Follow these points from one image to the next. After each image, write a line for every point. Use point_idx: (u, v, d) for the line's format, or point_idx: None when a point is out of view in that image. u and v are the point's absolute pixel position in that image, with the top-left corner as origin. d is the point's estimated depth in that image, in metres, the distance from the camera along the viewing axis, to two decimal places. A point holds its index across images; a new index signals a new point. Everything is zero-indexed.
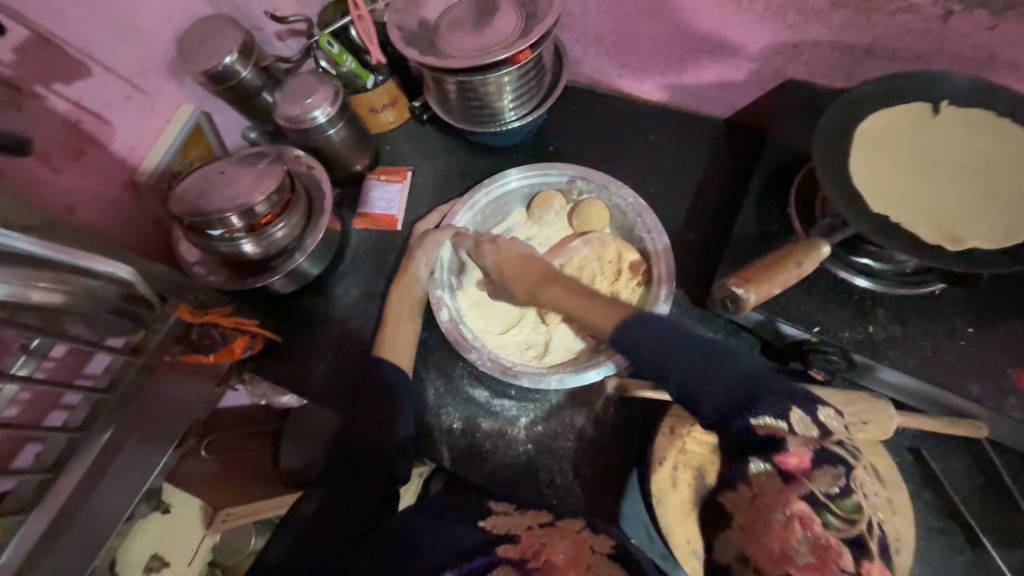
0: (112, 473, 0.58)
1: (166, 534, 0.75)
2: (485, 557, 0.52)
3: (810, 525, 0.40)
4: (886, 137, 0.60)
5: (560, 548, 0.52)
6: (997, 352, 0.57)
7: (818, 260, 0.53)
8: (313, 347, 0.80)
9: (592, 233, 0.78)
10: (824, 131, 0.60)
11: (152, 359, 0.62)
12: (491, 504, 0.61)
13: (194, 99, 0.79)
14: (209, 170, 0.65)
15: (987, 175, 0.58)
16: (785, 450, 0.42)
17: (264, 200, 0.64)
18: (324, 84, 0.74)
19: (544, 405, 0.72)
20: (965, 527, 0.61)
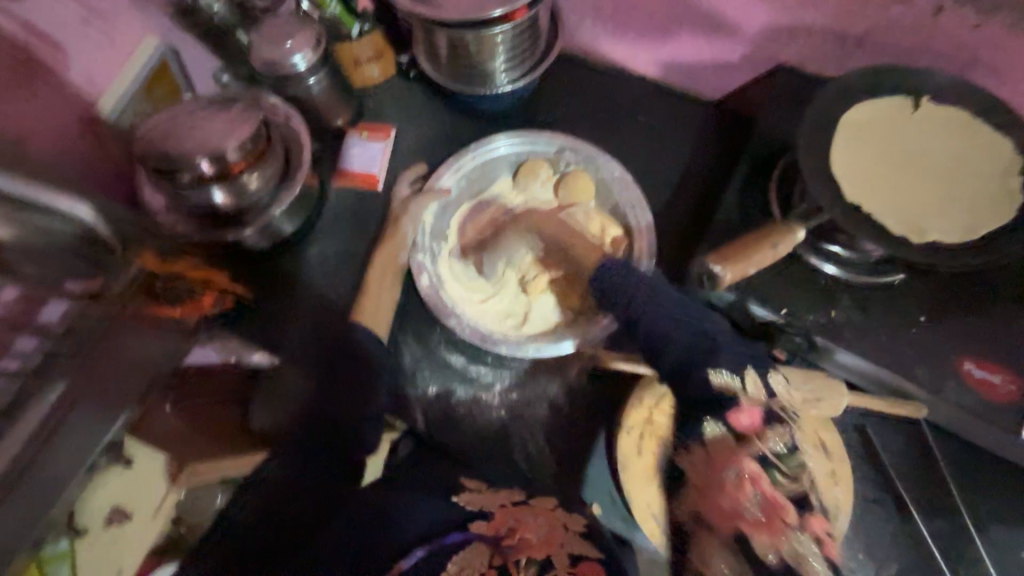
0: (63, 434, 0.58)
1: (126, 485, 0.71)
2: (461, 534, 0.59)
3: (759, 483, 0.49)
4: (867, 129, 0.61)
5: (532, 528, 0.59)
6: (945, 342, 0.61)
7: (793, 244, 0.55)
8: (291, 304, 0.80)
9: (577, 205, 0.78)
10: (809, 117, 0.60)
11: (113, 309, 0.61)
12: (463, 478, 0.64)
13: (159, 31, 0.75)
14: (179, 111, 0.64)
15: (956, 173, 0.60)
16: (739, 408, 0.53)
17: (237, 147, 0.64)
18: (306, 27, 0.71)
19: (519, 372, 0.74)
20: (897, 498, 0.67)
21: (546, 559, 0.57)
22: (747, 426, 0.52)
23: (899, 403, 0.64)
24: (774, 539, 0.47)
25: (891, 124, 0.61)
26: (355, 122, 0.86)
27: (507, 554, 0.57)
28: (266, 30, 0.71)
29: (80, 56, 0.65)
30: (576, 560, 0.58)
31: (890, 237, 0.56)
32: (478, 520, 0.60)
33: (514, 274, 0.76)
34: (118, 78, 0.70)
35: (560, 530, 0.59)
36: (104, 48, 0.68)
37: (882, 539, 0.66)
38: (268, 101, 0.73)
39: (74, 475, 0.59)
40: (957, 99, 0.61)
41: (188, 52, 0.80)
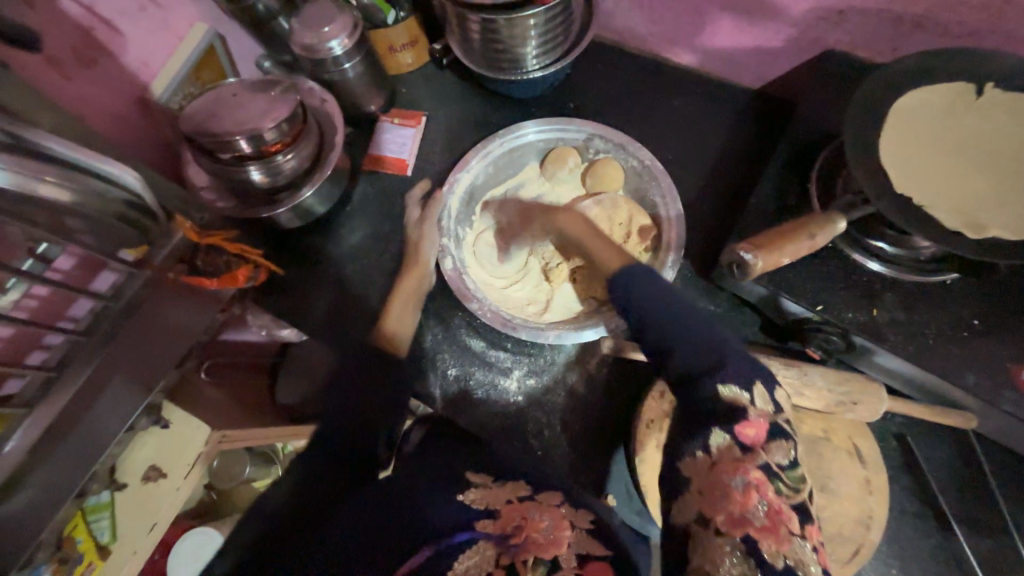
0: (107, 395, 0.63)
1: (164, 447, 0.76)
2: (467, 534, 0.51)
3: (765, 491, 0.41)
4: (921, 117, 0.57)
5: (541, 527, 0.51)
6: (1002, 347, 0.56)
7: (832, 235, 0.52)
8: (317, 283, 0.82)
9: (605, 193, 0.77)
10: (856, 103, 0.57)
11: (157, 274, 0.66)
12: (469, 475, 0.61)
13: (208, 19, 0.79)
14: (222, 92, 0.67)
15: (1020, 166, 0.55)
16: (746, 420, 0.43)
17: (274, 128, 0.66)
18: (343, 13, 0.73)
19: (538, 359, 0.73)
20: (938, 512, 0.62)
21: (553, 558, 0.47)
22: (754, 436, 0.42)
23: (946, 412, 0.59)
24: (780, 548, 0.39)
25: (949, 111, 0.57)
26: (387, 108, 0.88)
27: (517, 552, 0.48)
28: (305, 17, 0.73)
29: (135, 40, 0.69)
30: (584, 561, 0.48)
31: (944, 230, 0.51)
32: (486, 517, 0.53)
33: (537, 261, 0.77)
34: (166, 63, 0.74)
35: (568, 529, 0.51)
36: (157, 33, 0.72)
37: (918, 555, 0.62)
38: (304, 87, 0.76)
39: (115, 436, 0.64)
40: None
41: (234, 38, 0.84)
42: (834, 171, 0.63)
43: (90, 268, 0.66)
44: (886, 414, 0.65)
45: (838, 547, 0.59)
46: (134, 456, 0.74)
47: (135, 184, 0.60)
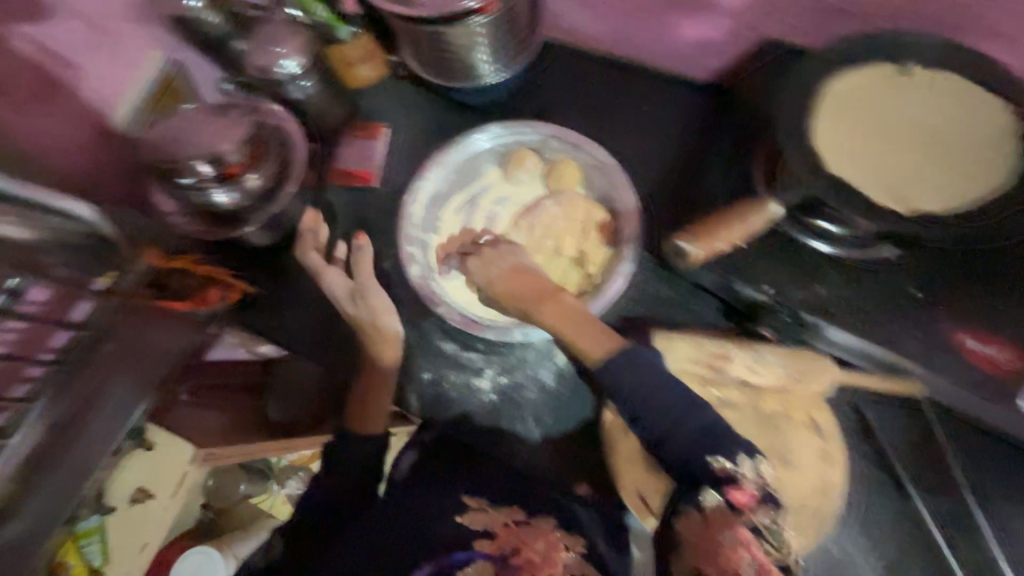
0: (91, 421, 0.64)
1: (152, 468, 0.80)
2: (465, 553, 0.63)
3: (752, 549, 0.50)
4: (847, 102, 0.59)
5: (534, 546, 0.63)
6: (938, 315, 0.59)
7: (769, 218, 0.60)
8: (293, 298, 0.84)
9: (564, 191, 0.79)
10: (790, 90, 0.59)
11: (126, 299, 0.66)
12: (467, 496, 0.70)
13: (166, 46, 0.78)
14: (180, 117, 0.69)
15: (945, 144, 0.58)
16: (738, 487, 0.52)
17: (233, 148, 0.69)
18: (296, 33, 0.76)
19: (508, 358, 0.75)
20: (894, 475, 0.65)
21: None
22: (743, 502, 0.51)
23: (894, 380, 0.62)
24: None
25: (879, 96, 0.59)
26: (349, 121, 0.89)
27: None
28: (258, 38, 0.75)
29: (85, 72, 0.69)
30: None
31: (874, 209, 0.54)
32: (484, 537, 0.64)
33: None
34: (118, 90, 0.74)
35: (563, 551, 0.63)
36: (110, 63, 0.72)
37: (877, 518, 0.65)
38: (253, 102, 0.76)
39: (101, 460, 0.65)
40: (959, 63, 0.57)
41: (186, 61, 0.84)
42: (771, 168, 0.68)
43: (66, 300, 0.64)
44: (842, 387, 0.68)
45: (798, 516, 0.63)
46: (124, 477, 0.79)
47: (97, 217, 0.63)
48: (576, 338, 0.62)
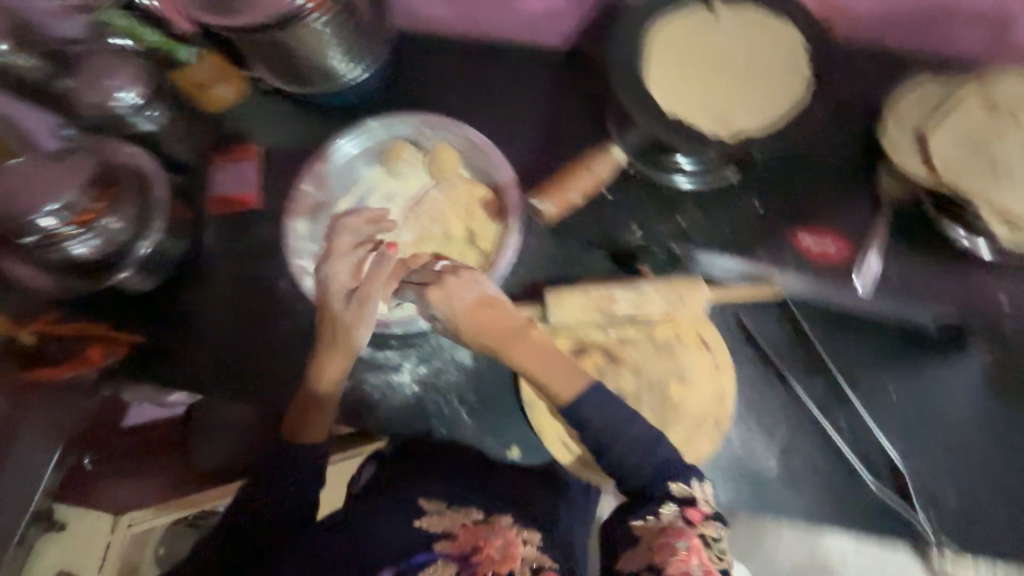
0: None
1: (70, 548, 0.76)
2: (425, 555, 0.57)
3: (699, 552, 0.52)
4: (665, 51, 0.64)
5: (493, 547, 0.57)
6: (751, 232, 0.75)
7: (613, 166, 0.74)
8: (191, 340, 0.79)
9: (445, 177, 0.80)
10: (614, 46, 0.64)
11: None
12: (424, 501, 0.65)
13: None
14: (10, 170, 0.64)
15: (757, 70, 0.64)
16: (694, 508, 0.55)
17: (81, 191, 0.65)
18: (127, 63, 0.71)
19: (424, 347, 0.77)
20: (777, 370, 0.74)
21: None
22: (698, 519, 0.54)
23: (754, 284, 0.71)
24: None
25: (696, 36, 0.65)
26: (216, 145, 0.86)
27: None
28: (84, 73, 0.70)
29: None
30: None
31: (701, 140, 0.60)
32: (443, 540, 0.59)
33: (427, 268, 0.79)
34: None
35: (520, 545, 0.58)
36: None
37: (770, 411, 0.74)
38: (93, 143, 0.71)
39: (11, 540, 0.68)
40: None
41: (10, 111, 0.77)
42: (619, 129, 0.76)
43: None
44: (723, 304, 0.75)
45: (703, 426, 0.70)
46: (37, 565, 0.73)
47: None
48: (493, 327, 0.61)
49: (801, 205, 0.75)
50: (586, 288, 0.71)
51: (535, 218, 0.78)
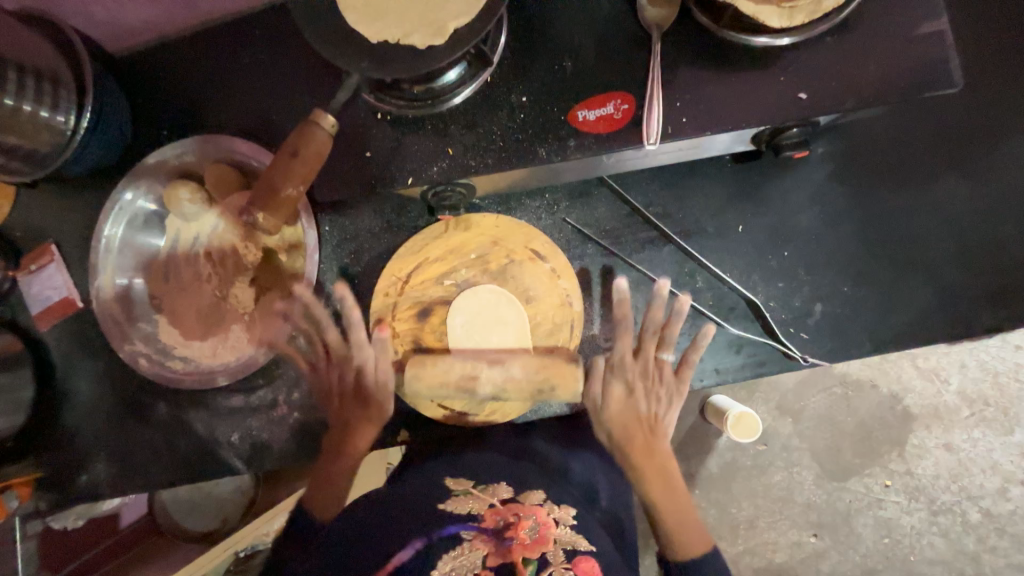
0: (154, 410, 0.89)
1: (168, 475, 0.88)
2: (454, 533, 0.61)
3: None
4: (710, 135, 0.67)
5: (527, 527, 0.62)
6: (785, 309, 0.74)
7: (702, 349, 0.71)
8: (270, 317, 0.82)
9: (625, 197, 0.78)
10: (651, 110, 0.65)
11: (141, 319, 0.84)
12: (452, 485, 0.72)
13: (130, 92, 0.89)
14: (196, 156, 0.83)
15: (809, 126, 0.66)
16: None
17: (223, 151, 0.82)
18: (232, 69, 0.85)
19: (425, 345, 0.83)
20: None
21: (542, 556, 0.59)
22: None
23: (751, 359, 0.74)
24: None
25: (751, 109, 0.65)
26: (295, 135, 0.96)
27: (508, 551, 0.59)
28: (211, 83, 0.86)
29: (43, 105, 0.77)
30: (571, 555, 0.61)
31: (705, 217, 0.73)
32: (468, 520, 0.64)
33: (487, 336, 0.77)
34: (78, 122, 0.80)
35: (553, 526, 0.64)
36: (67, 96, 0.79)
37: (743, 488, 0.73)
38: (204, 135, 0.83)
39: (158, 441, 0.88)
40: (822, 75, 0.63)
41: (136, 96, 0.90)
42: (663, 183, 0.77)
43: (42, 267, 0.91)
44: (737, 370, 0.74)
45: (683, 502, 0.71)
46: (158, 481, 0.88)
47: (128, 250, 0.85)
48: (647, 463, 0.71)
49: (841, 285, 0.74)
50: (599, 325, 0.79)
51: (581, 247, 0.79)
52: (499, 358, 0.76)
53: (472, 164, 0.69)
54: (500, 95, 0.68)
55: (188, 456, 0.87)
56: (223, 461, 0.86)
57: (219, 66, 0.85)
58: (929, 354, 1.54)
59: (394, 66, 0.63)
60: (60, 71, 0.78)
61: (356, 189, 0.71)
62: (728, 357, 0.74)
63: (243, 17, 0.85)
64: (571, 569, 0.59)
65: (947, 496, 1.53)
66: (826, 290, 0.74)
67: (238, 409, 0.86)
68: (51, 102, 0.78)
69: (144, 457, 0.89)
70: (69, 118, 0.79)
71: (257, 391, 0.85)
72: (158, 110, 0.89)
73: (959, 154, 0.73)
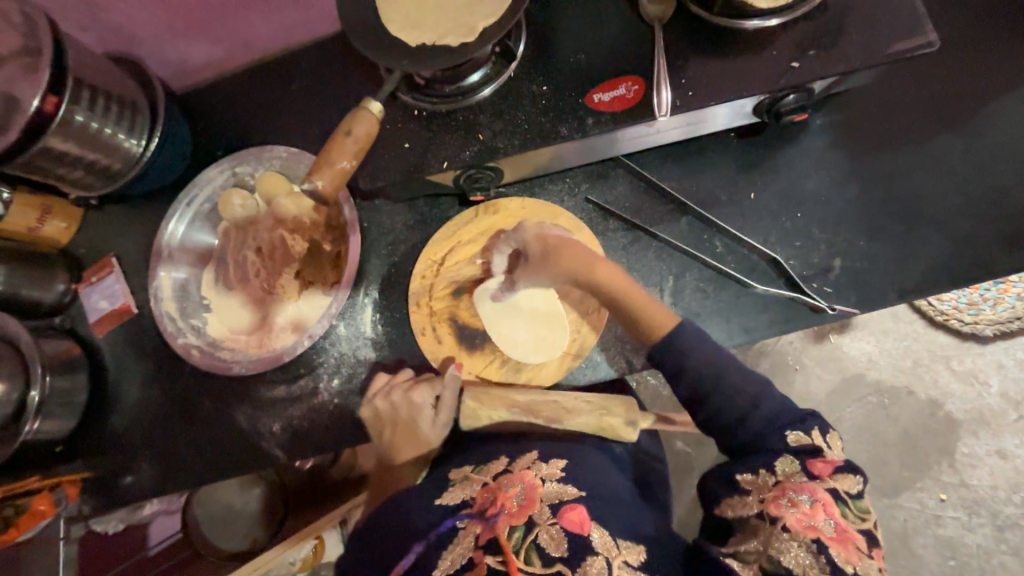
0: (199, 405, 0.92)
1: (204, 467, 0.90)
2: (450, 523, 0.61)
3: (832, 511, 0.54)
4: (712, 107, 0.73)
5: (513, 496, 0.61)
6: (802, 271, 0.77)
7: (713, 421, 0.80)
8: (314, 306, 0.88)
9: (641, 172, 0.83)
10: (660, 86, 0.72)
11: (192, 315, 0.90)
12: (450, 476, 0.69)
13: (191, 119, 1.01)
14: (246, 166, 0.92)
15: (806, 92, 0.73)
16: (817, 456, 0.58)
17: (274, 159, 0.91)
18: (283, 93, 0.96)
19: (404, 331, 0.86)
20: None
21: (528, 520, 0.57)
22: (824, 470, 0.57)
23: (778, 314, 0.77)
24: (849, 556, 0.51)
25: (751, 81, 0.71)
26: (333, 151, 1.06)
27: (496, 524, 0.57)
28: (264, 106, 0.97)
29: (123, 128, 0.87)
30: (560, 508, 0.59)
31: (721, 237, 0.80)
32: (463, 504, 0.63)
33: (521, 309, 0.82)
34: (148, 143, 0.91)
35: (540, 486, 0.62)
36: (142, 121, 0.90)
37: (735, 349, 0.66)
38: (257, 148, 0.92)
39: (200, 438, 0.91)
40: (814, 46, 0.70)
41: (195, 122, 1.01)
42: (674, 162, 0.83)
43: (102, 278, 0.98)
44: (765, 324, 0.77)
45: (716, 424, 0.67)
46: (199, 477, 0.90)
47: (184, 255, 0.92)
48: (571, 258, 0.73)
49: (857, 241, 0.77)
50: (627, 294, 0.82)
51: (603, 224, 0.84)
52: (535, 329, 0.81)
53: (500, 146, 0.76)
54: (523, 87, 0.77)
55: (229, 450, 0.89)
56: (263, 454, 0.88)
57: (272, 93, 0.97)
58: (964, 356, 1.48)
59: (431, 63, 0.72)
60: (139, 99, 0.89)
61: (395, 176, 0.78)
62: (753, 317, 0.78)
63: (290, 50, 0.97)
64: (558, 523, 0.57)
65: (1011, 510, 1.42)
66: (842, 246, 0.77)
67: (279, 401, 0.88)
68: (128, 126, 0.88)
69: (186, 454, 0.91)
70: (141, 139, 0.90)
71: (300, 380, 0.88)
72: (215, 131, 1.00)
73: (951, 118, 0.79)
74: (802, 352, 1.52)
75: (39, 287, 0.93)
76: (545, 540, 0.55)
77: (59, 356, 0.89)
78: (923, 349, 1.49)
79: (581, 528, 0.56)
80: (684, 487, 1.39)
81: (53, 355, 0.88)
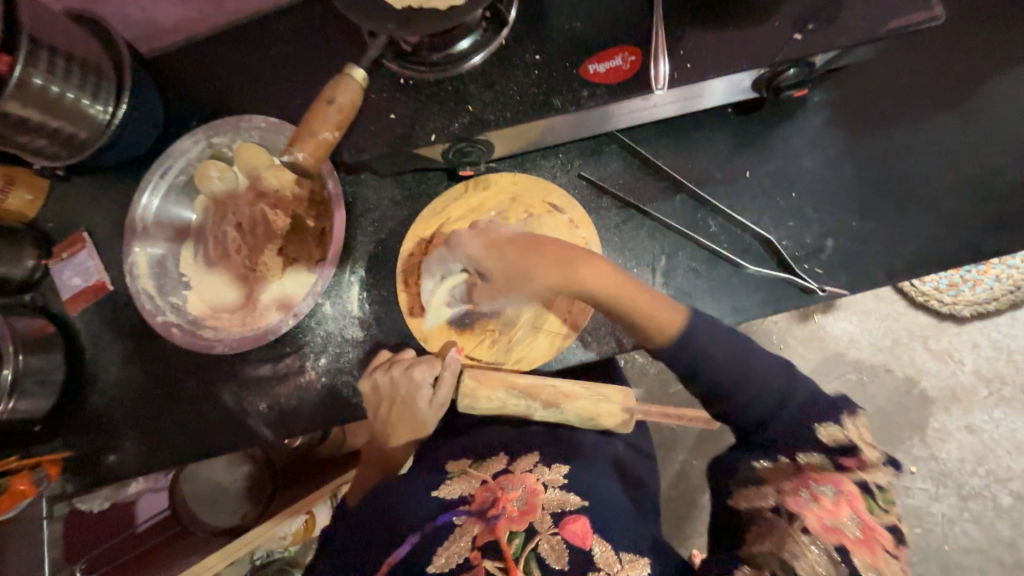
0: (181, 384, 0.90)
1: (191, 448, 0.88)
2: (447, 519, 0.61)
3: (857, 508, 0.55)
4: (710, 81, 0.71)
5: (514, 499, 0.62)
6: (793, 253, 0.77)
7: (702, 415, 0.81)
8: (298, 284, 0.85)
9: (636, 147, 0.81)
10: (657, 57, 0.69)
11: (171, 293, 0.87)
12: (450, 470, 0.71)
13: (162, 85, 0.95)
14: (222, 137, 0.87)
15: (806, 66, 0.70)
16: (846, 454, 0.58)
17: (252, 129, 0.86)
18: (260, 58, 0.91)
19: (391, 311, 0.85)
20: None
21: (528, 526, 0.58)
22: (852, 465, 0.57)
23: (768, 293, 0.77)
24: (873, 557, 0.52)
25: (751, 53, 0.68)
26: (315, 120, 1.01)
27: (495, 526, 0.58)
28: (240, 72, 0.92)
29: (86, 93, 0.81)
30: (560, 517, 0.60)
31: (715, 217, 0.79)
32: (462, 502, 0.64)
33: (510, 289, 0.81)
34: (115, 111, 0.85)
35: (542, 492, 0.63)
36: (108, 86, 0.84)
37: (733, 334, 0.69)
38: (233, 117, 0.87)
39: (184, 418, 0.89)
40: (816, 17, 0.67)
41: (167, 88, 0.95)
42: (669, 139, 0.81)
43: (74, 253, 0.94)
44: (756, 303, 0.77)
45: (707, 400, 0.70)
46: (185, 457, 0.89)
47: (160, 229, 0.88)
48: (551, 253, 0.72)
49: (849, 222, 0.77)
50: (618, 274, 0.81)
51: (596, 201, 0.82)
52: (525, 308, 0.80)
53: (491, 119, 0.73)
54: (514, 56, 0.73)
55: (215, 429, 0.88)
56: (250, 433, 0.87)
57: (248, 57, 0.91)
58: (942, 335, 1.52)
59: (417, 27, 0.68)
60: (103, 62, 0.83)
61: (380, 149, 0.75)
62: (744, 297, 0.78)
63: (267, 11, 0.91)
64: (559, 532, 0.58)
65: (976, 481, 1.49)
66: (833, 227, 0.77)
67: (264, 382, 0.87)
68: (92, 91, 0.82)
69: (169, 433, 0.89)
70: (108, 106, 0.84)
71: (285, 360, 0.86)
72: (188, 98, 0.94)
73: (949, 95, 0.77)
74: (786, 332, 1.55)
75: (6, 263, 0.89)
76: (544, 548, 0.56)
77: (33, 335, 0.86)
78: (904, 329, 1.53)
79: (581, 540, 0.57)
80: (669, 461, 1.42)
81: (25, 333, 0.85)
